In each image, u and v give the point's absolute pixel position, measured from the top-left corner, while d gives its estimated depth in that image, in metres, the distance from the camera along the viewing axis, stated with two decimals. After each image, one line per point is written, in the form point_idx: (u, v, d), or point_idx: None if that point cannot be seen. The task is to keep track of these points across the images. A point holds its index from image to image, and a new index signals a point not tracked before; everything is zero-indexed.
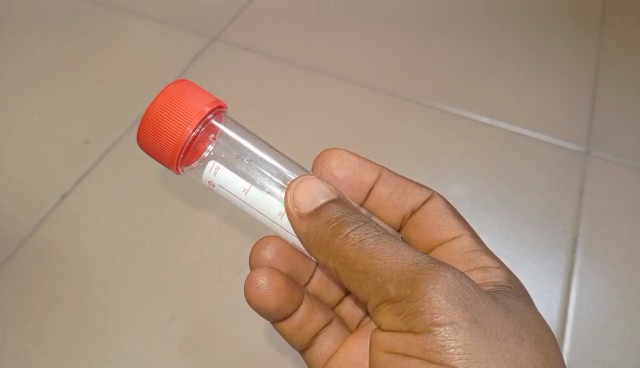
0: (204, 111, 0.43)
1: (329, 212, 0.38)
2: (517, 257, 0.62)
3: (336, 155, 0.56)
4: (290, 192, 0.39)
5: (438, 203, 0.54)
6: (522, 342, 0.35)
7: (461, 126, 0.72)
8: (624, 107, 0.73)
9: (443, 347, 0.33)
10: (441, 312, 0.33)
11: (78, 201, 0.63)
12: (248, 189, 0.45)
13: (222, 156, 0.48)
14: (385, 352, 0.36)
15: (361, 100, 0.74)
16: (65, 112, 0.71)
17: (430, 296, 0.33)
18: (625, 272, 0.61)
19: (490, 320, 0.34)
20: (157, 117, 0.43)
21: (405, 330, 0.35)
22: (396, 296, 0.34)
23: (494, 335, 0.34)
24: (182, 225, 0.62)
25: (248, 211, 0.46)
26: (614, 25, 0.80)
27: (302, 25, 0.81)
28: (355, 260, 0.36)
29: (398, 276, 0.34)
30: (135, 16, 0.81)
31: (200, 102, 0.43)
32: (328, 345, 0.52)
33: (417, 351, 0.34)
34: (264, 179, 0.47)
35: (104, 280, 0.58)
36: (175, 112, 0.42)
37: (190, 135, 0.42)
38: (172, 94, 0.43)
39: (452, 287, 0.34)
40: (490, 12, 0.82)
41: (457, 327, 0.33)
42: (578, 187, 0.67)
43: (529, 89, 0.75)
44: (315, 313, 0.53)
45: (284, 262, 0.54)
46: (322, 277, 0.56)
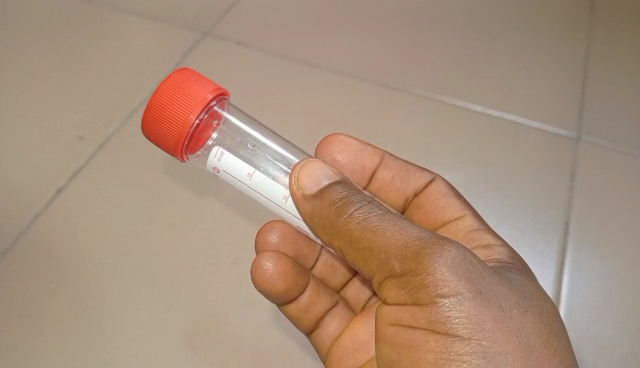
0: (207, 99, 0.43)
1: (333, 193, 0.39)
2: (512, 240, 0.63)
3: (339, 140, 0.57)
4: (294, 175, 0.40)
5: (440, 185, 0.55)
6: (525, 313, 0.36)
7: (454, 116, 0.72)
8: (614, 95, 0.74)
9: (447, 318, 0.34)
10: (446, 284, 0.34)
11: (73, 196, 0.63)
12: (252, 173, 0.45)
13: (227, 143, 0.48)
14: (391, 325, 0.37)
15: (354, 92, 0.74)
16: (58, 108, 0.71)
17: (435, 269, 0.34)
18: (618, 254, 0.62)
19: (493, 291, 0.35)
20: (160, 106, 0.43)
21: (410, 303, 0.35)
22: (401, 271, 0.35)
23: (498, 307, 0.35)
24: (179, 218, 0.62)
25: (253, 195, 0.47)
26: (603, 15, 0.81)
27: (295, 19, 0.81)
28: (360, 238, 0.37)
29: (402, 252, 0.35)
30: (128, 13, 0.81)
31: (203, 90, 0.43)
32: (334, 326, 0.54)
33: (422, 323, 0.35)
34: (269, 164, 0.47)
35: (102, 274, 0.58)
36: (179, 100, 0.43)
37: (193, 122, 0.43)
38: (175, 82, 0.43)
39: (457, 260, 0.34)
40: (481, 2, 0.83)
41: (462, 299, 0.34)
42: (570, 173, 0.67)
43: (520, 77, 0.76)
44: (321, 297, 0.54)
45: (289, 246, 0.55)
46: (327, 260, 0.57)
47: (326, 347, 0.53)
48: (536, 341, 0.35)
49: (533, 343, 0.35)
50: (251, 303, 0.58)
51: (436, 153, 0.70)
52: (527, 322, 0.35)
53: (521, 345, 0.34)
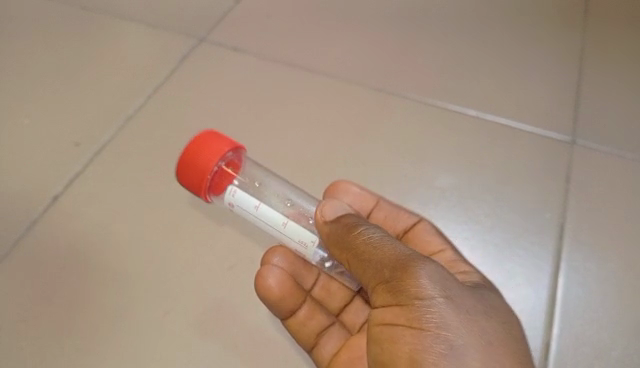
0: (222, 151, 0.50)
1: (348, 218, 0.46)
2: (509, 242, 0.62)
3: (345, 188, 0.59)
4: (319, 206, 0.47)
5: (426, 225, 0.57)
6: (489, 319, 0.40)
7: (450, 119, 0.72)
8: (610, 97, 0.74)
9: (421, 313, 0.38)
10: (424, 288, 0.38)
11: (70, 202, 0.64)
12: (259, 205, 0.52)
13: (241, 183, 0.55)
14: (377, 326, 0.40)
15: (349, 95, 0.75)
16: (55, 114, 0.71)
17: (417, 276, 0.39)
18: (613, 255, 0.62)
19: (464, 300, 0.39)
20: (183, 156, 0.51)
21: (394, 305, 0.39)
22: (390, 278, 0.40)
23: (467, 313, 0.39)
24: (175, 223, 0.63)
25: (260, 226, 0.53)
26: (598, 20, 0.82)
27: (291, 24, 0.82)
28: (362, 251, 0.42)
29: (393, 263, 0.40)
30: (126, 19, 0.81)
31: (220, 144, 0.51)
32: (331, 344, 0.56)
33: (402, 321, 0.39)
34: (277, 200, 0.55)
35: (99, 279, 0.59)
36: (199, 152, 0.50)
37: (212, 169, 0.50)
38: (198, 137, 0.51)
39: (435, 273, 0.39)
40: (476, 7, 0.84)
41: (437, 302, 0.38)
42: (565, 175, 0.68)
43: (515, 81, 0.76)
44: (317, 314, 0.57)
45: (290, 264, 0.57)
46: (324, 283, 0.59)
47: (325, 363, 0.55)
48: (496, 342, 0.39)
49: (493, 342, 0.39)
50: (247, 309, 0.58)
51: (431, 155, 0.69)
52: (490, 325, 0.39)
53: (483, 343, 0.38)
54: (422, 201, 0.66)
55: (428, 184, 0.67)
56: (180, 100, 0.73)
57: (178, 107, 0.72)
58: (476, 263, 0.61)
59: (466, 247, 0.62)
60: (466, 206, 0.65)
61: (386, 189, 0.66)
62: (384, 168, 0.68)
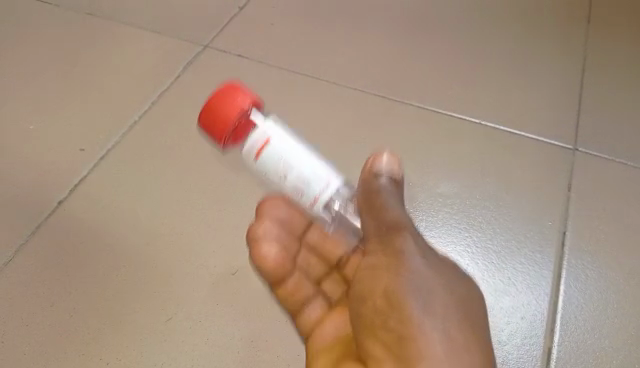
0: (245, 106, 0.47)
1: (380, 180, 0.43)
2: (511, 248, 0.62)
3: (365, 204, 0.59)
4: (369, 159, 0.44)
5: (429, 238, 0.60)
6: (465, 290, 0.43)
7: (451, 127, 0.73)
8: (612, 106, 0.74)
9: (402, 262, 0.41)
10: (407, 248, 0.42)
11: (75, 207, 0.64)
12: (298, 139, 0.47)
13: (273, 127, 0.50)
14: (364, 272, 0.43)
15: (351, 104, 0.75)
16: (60, 120, 0.72)
17: (405, 238, 0.42)
18: (614, 261, 0.62)
19: (443, 267, 0.43)
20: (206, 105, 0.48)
21: (383, 254, 0.42)
22: (386, 234, 0.43)
23: (444, 275, 0.42)
24: (178, 229, 0.63)
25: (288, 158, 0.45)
26: (600, 31, 0.82)
27: (294, 33, 0.82)
28: (374, 205, 0.43)
29: (392, 223, 0.43)
30: (131, 26, 0.82)
31: (243, 97, 0.47)
32: (317, 311, 0.54)
33: (386, 266, 0.41)
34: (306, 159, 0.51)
35: (102, 285, 0.59)
36: (223, 101, 0.47)
37: (235, 120, 0.47)
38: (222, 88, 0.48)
39: (418, 242, 0.43)
40: (478, 15, 0.84)
41: (418, 258, 0.42)
42: (566, 183, 0.68)
43: (517, 89, 0.76)
44: (304, 282, 0.56)
45: (281, 230, 0.55)
46: (311, 254, 0.57)
47: (305, 329, 0.54)
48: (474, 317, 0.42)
49: (464, 307, 0.41)
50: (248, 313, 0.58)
51: (433, 162, 0.70)
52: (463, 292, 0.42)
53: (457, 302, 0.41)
54: (424, 207, 0.66)
55: (429, 190, 0.67)
56: (184, 107, 0.74)
57: (182, 113, 0.73)
58: (477, 270, 0.61)
59: (468, 254, 0.62)
60: (467, 213, 0.65)
61: None
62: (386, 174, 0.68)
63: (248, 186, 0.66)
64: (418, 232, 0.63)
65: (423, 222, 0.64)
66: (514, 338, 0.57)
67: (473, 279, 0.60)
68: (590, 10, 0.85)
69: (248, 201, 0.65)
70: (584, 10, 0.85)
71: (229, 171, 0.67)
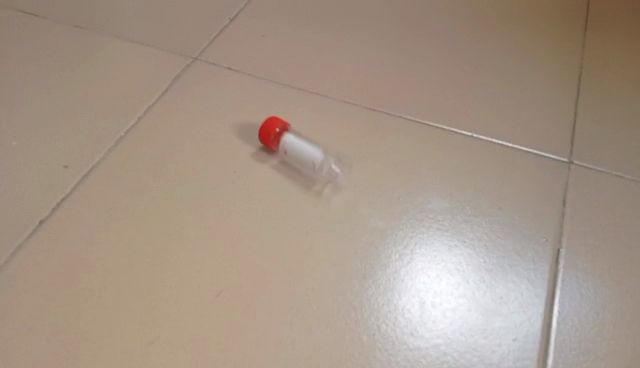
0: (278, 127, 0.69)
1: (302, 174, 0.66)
2: (503, 267, 0.61)
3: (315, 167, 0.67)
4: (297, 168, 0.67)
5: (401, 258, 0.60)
6: None
7: (444, 142, 0.71)
8: (607, 122, 0.74)
9: None
10: None
11: (57, 225, 0.62)
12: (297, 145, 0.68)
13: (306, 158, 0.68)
14: None
15: (343, 117, 0.74)
16: (45, 137, 0.70)
17: None
18: (610, 280, 0.60)
19: None
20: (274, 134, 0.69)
21: None
22: None
23: None
24: (162, 247, 0.61)
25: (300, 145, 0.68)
26: (596, 50, 0.82)
27: (287, 50, 0.82)
28: None
29: None
30: (120, 44, 0.81)
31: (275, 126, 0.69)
32: None
33: None
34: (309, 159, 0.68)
35: (81, 307, 0.56)
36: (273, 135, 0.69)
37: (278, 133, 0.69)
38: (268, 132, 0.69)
39: None
40: (470, 34, 0.84)
41: None
42: (559, 199, 0.66)
43: (511, 106, 0.75)
44: None
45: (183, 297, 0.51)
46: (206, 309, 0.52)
47: None
48: None
49: None
50: (231, 336, 0.55)
51: (424, 177, 0.68)
52: None
53: None
54: (414, 224, 0.64)
55: (420, 206, 0.65)
56: (172, 121, 0.72)
57: (170, 128, 0.72)
58: (468, 289, 0.59)
59: (459, 273, 0.60)
60: (459, 231, 0.63)
61: (378, 211, 0.65)
62: (376, 189, 0.67)
63: (236, 203, 0.65)
64: (408, 250, 0.61)
65: (413, 239, 0.62)
66: (506, 361, 0.54)
67: (464, 299, 0.58)
68: (586, 30, 0.85)
69: (235, 217, 0.63)
70: (579, 30, 0.85)
71: (216, 188, 0.66)
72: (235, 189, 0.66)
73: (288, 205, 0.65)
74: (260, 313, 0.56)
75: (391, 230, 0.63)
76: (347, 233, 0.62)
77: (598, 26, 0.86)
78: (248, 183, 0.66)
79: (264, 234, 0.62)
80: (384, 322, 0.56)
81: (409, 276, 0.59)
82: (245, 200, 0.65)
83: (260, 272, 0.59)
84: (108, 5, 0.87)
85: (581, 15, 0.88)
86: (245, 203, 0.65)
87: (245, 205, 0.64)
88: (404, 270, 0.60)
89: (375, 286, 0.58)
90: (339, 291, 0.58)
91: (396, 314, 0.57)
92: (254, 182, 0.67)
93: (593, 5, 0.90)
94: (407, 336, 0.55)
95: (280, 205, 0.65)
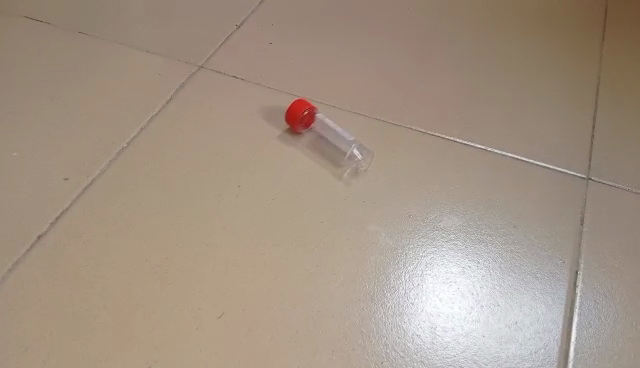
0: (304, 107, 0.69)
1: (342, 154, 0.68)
2: (518, 290, 0.58)
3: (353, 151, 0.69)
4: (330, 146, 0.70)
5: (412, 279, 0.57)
6: None
7: (457, 155, 0.69)
8: (626, 135, 0.71)
9: None
10: None
11: (55, 241, 0.60)
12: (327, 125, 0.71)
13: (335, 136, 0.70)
14: None
15: (353, 128, 0.71)
16: (46, 148, 0.68)
17: None
18: (631, 304, 0.57)
19: None
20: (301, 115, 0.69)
21: None
22: None
23: None
24: (163, 264, 0.59)
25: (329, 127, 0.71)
26: (613, 60, 0.80)
27: (295, 59, 0.80)
28: None
29: None
30: (125, 53, 0.79)
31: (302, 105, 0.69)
32: None
33: None
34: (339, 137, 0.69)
35: (78, 328, 0.54)
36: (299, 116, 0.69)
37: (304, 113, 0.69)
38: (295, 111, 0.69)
39: None
40: (484, 44, 0.82)
41: None
42: (577, 216, 0.64)
43: (526, 118, 0.73)
44: None
45: None
46: None
47: None
48: None
49: None
50: (233, 360, 0.53)
51: (436, 192, 0.65)
52: None
53: None
54: (425, 242, 0.61)
55: (432, 223, 0.63)
56: (177, 131, 0.70)
57: (174, 139, 0.69)
58: (481, 314, 0.56)
59: (472, 296, 0.58)
60: (472, 249, 0.61)
61: (388, 227, 0.62)
62: (386, 204, 0.64)
63: (241, 217, 0.62)
64: (418, 270, 0.59)
65: (424, 258, 0.60)
66: None
67: (476, 324, 0.56)
68: (604, 39, 0.83)
69: (240, 232, 0.61)
70: (597, 38, 0.83)
71: (221, 201, 0.64)
72: (240, 203, 0.64)
73: (294, 220, 0.62)
74: (264, 336, 0.54)
75: (401, 248, 0.60)
76: (355, 251, 0.60)
77: (616, 35, 0.83)
78: (253, 197, 0.64)
79: (268, 251, 0.60)
80: (393, 347, 0.54)
81: (420, 299, 0.57)
82: (250, 215, 0.63)
83: (264, 291, 0.57)
84: (113, 11, 0.86)
85: (598, 24, 0.85)
86: (250, 217, 0.62)
87: (250, 220, 0.62)
88: (415, 292, 0.58)
89: (384, 309, 0.56)
90: (347, 314, 0.56)
91: (406, 339, 0.54)
92: (261, 196, 0.64)
93: (611, 12, 0.87)
94: (417, 363, 0.53)
95: (287, 219, 0.62)
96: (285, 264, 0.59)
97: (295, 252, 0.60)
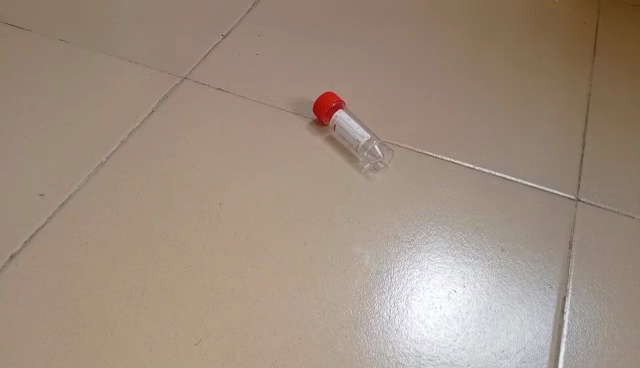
0: (331, 102, 0.70)
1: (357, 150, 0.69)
2: (506, 316, 0.57)
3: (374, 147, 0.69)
4: (347, 140, 0.69)
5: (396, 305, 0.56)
6: None
7: (445, 173, 0.68)
8: (616, 156, 0.70)
9: None
10: None
11: (28, 259, 0.58)
12: (348, 120, 0.69)
13: (356, 131, 0.69)
14: None
15: (338, 146, 0.70)
16: (22, 161, 0.66)
17: None
18: (619, 331, 0.56)
19: None
20: (327, 108, 0.70)
21: None
22: None
23: None
24: (140, 285, 0.57)
25: (349, 123, 0.69)
26: (604, 78, 0.79)
27: (283, 71, 0.78)
28: None
29: None
30: (107, 62, 0.77)
31: (330, 98, 0.70)
32: None
33: None
34: (358, 132, 0.68)
35: (48, 355, 0.52)
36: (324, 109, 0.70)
37: (330, 106, 0.70)
38: (322, 103, 0.70)
39: None
40: (474, 59, 0.81)
41: None
42: (566, 239, 0.62)
43: (515, 137, 0.72)
44: None
45: None
46: None
47: None
48: None
49: None
50: None
51: (422, 211, 0.64)
52: None
53: None
54: (411, 265, 0.60)
55: (419, 244, 0.61)
56: (159, 145, 0.68)
57: (155, 154, 0.68)
58: (466, 341, 0.55)
59: (458, 322, 0.56)
60: (459, 273, 0.59)
61: (374, 248, 0.61)
62: (372, 224, 0.63)
63: (222, 237, 0.61)
64: (404, 295, 0.58)
65: (409, 281, 0.58)
66: None
67: (463, 352, 0.54)
68: (594, 56, 0.82)
69: (221, 251, 0.60)
70: (588, 54, 0.82)
71: (202, 219, 0.62)
72: (222, 221, 0.62)
73: (278, 239, 0.61)
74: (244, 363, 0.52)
75: (386, 271, 0.59)
76: (339, 274, 0.58)
77: (606, 52, 0.83)
78: (235, 216, 0.62)
79: (251, 273, 0.58)
80: None
81: (405, 325, 0.56)
82: (233, 233, 0.61)
83: (244, 317, 0.55)
84: (96, 16, 0.83)
85: (589, 41, 0.84)
86: (233, 236, 0.61)
87: (232, 239, 0.61)
88: (399, 317, 0.56)
89: (368, 336, 0.55)
90: (330, 341, 0.54)
91: None
92: (244, 214, 0.63)
93: (602, 27, 0.87)
94: None
95: (271, 239, 0.61)
96: (267, 288, 0.57)
97: (278, 273, 0.58)
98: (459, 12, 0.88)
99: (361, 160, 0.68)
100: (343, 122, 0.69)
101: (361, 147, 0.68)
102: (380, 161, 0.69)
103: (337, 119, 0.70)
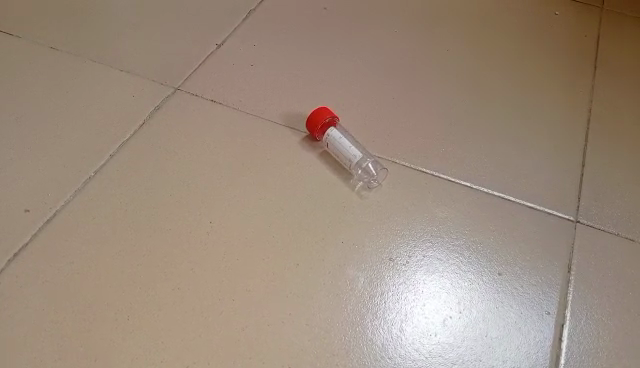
0: (325, 117, 0.68)
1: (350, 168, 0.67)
2: (502, 345, 0.55)
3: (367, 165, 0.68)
4: (340, 158, 0.67)
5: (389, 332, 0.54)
6: None
7: (441, 192, 0.66)
8: (617, 175, 0.69)
9: None
10: None
11: (11, 279, 0.56)
12: (341, 137, 0.68)
13: (349, 148, 0.67)
14: None
15: (333, 162, 0.68)
16: (7, 175, 0.64)
17: None
18: (618, 360, 0.54)
19: None
20: (321, 123, 0.68)
21: None
22: None
23: None
24: (126, 308, 0.55)
25: (341, 140, 0.67)
26: (604, 93, 0.78)
27: (278, 82, 0.77)
28: None
29: None
30: (97, 71, 0.76)
31: (324, 114, 0.68)
32: None
33: None
34: (351, 150, 0.67)
35: None
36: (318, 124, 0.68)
37: (324, 121, 0.68)
38: (316, 118, 0.68)
39: None
40: (472, 72, 0.80)
41: None
42: (564, 263, 0.61)
43: (514, 154, 0.70)
44: None
45: None
46: None
47: None
48: None
49: None
50: None
51: (418, 232, 0.62)
52: None
53: None
54: (406, 290, 0.58)
55: (413, 268, 0.60)
56: (149, 159, 0.67)
57: (145, 169, 0.66)
58: None
59: (453, 351, 0.55)
60: (454, 298, 0.58)
61: (367, 272, 0.59)
62: (366, 245, 0.61)
63: (212, 257, 0.59)
64: (397, 321, 0.56)
65: (403, 307, 0.57)
66: None
67: None
68: (595, 70, 0.81)
69: (210, 271, 0.58)
70: (589, 69, 0.81)
71: (191, 237, 0.60)
72: (211, 239, 0.60)
73: (269, 259, 0.59)
74: None
75: (380, 295, 0.57)
76: (331, 298, 0.57)
77: (607, 66, 0.82)
78: (226, 234, 0.61)
79: (241, 295, 0.57)
80: None
81: (398, 353, 0.54)
82: (223, 253, 0.59)
83: (232, 343, 0.54)
84: (87, 24, 0.82)
85: (590, 54, 0.83)
86: (223, 255, 0.59)
87: (222, 259, 0.59)
88: (393, 345, 0.54)
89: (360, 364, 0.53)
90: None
91: None
92: (234, 232, 0.61)
93: (603, 40, 0.85)
94: None
95: (261, 259, 0.59)
96: (257, 311, 0.56)
97: (268, 296, 0.57)
98: (458, 23, 0.87)
99: (355, 178, 0.67)
100: (336, 139, 0.68)
101: (354, 165, 0.66)
102: (375, 180, 0.67)
103: (330, 136, 0.68)
